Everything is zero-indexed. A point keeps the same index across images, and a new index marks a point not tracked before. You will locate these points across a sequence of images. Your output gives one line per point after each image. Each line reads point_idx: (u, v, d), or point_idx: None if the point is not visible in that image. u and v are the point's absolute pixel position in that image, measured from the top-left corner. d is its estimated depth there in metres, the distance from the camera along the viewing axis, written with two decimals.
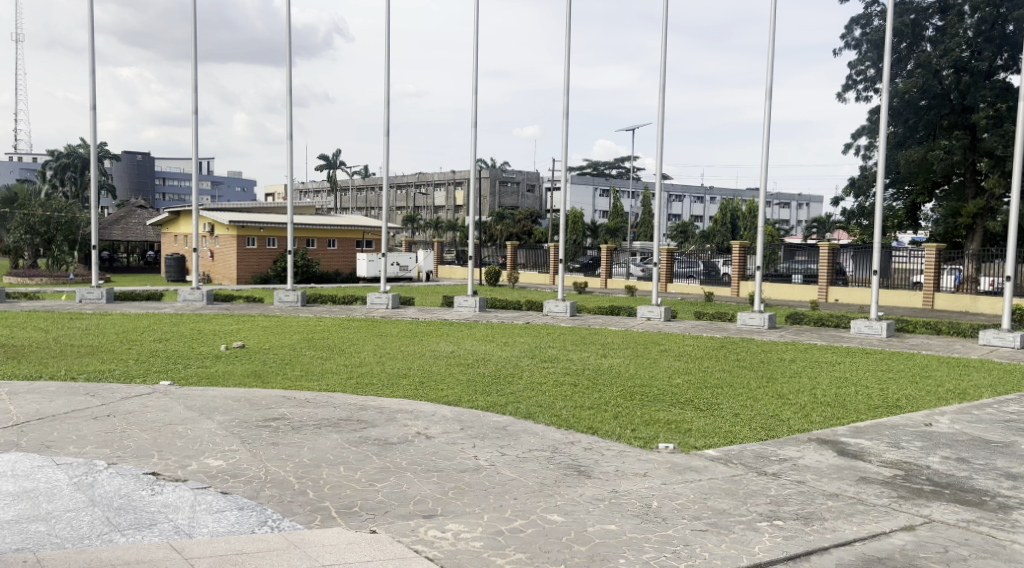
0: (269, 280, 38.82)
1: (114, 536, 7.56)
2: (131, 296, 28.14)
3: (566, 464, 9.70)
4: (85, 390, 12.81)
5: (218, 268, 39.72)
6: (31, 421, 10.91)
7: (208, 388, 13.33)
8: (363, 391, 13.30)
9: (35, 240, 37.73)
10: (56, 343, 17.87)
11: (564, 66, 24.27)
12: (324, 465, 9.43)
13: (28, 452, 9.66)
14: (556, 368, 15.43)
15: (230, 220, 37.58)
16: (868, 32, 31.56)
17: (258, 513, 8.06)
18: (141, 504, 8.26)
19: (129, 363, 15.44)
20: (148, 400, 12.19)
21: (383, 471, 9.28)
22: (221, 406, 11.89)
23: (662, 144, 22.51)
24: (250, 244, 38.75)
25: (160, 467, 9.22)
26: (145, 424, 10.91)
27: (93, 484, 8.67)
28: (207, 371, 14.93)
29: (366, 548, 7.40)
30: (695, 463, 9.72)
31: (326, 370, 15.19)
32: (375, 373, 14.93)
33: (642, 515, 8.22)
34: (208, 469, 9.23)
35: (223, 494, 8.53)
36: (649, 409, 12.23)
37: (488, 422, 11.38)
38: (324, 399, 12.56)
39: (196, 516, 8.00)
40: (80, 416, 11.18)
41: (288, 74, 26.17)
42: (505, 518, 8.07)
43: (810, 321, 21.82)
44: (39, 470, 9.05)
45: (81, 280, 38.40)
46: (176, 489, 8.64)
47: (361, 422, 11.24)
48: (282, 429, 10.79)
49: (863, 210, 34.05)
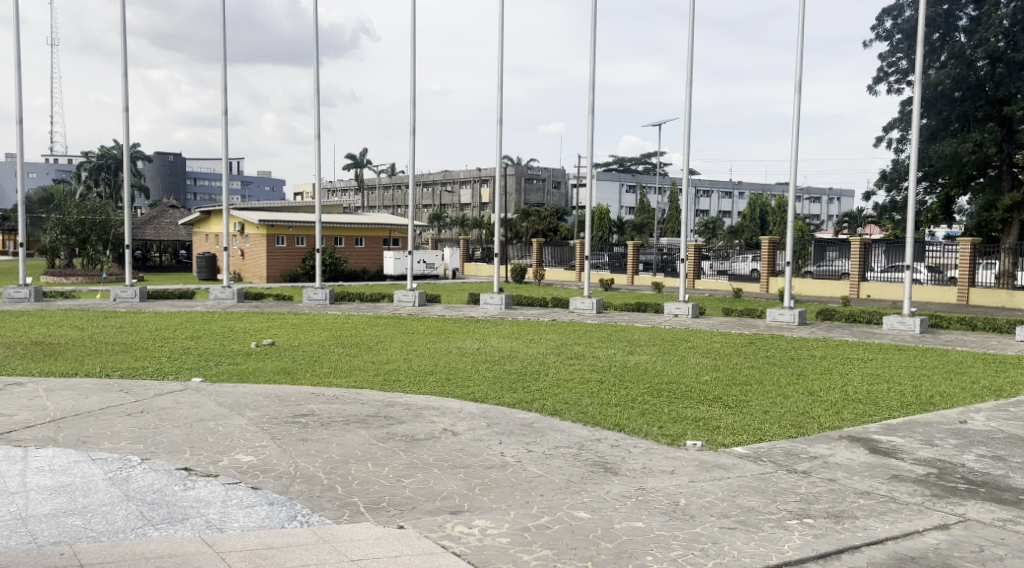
0: (298, 278, 39.04)
1: (147, 531, 7.64)
2: (164, 295, 28.43)
3: (594, 461, 9.66)
4: (121, 387, 12.97)
5: (249, 267, 40.11)
6: (67, 417, 11.04)
7: (240, 384, 13.46)
8: (391, 388, 13.33)
9: (71, 240, 38.29)
10: (92, 341, 18.10)
11: (591, 61, 24.24)
12: (351, 460, 9.46)
13: (64, 448, 9.78)
14: (583, 365, 15.39)
15: (260, 220, 37.96)
16: (900, 23, 31.07)
17: (288, 508, 8.12)
18: (175, 499, 8.33)
19: (163, 361, 15.57)
20: (181, 397, 12.32)
21: (410, 467, 9.31)
22: (251, 403, 11.97)
23: (689, 140, 22.30)
24: (280, 243, 39.05)
25: (192, 463, 9.31)
26: (178, 420, 11.03)
27: (127, 479, 8.77)
28: (238, 367, 15.07)
29: (394, 543, 7.42)
30: (724, 461, 9.64)
31: (353, 367, 15.24)
32: (402, 370, 14.95)
33: (670, 512, 8.16)
34: (239, 464, 9.31)
35: (254, 489, 8.59)
36: (677, 406, 12.16)
37: (514, 418, 11.37)
38: (352, 396, 12.61)
39: (228, 511, 8.06)
40: (114, 413, 11.31)
41: (316, 74, 26.40)
42: (532, 515, 8.04)
43: (841, 317, 21.60)
44: (75, 465, 9.16)
45: (114, 279, 38.90)
46: (207, 484, 8.72)
47: (389, 418, 11.28)
48: (311, 425, 10.86)
49: (895, 205, 33.56)
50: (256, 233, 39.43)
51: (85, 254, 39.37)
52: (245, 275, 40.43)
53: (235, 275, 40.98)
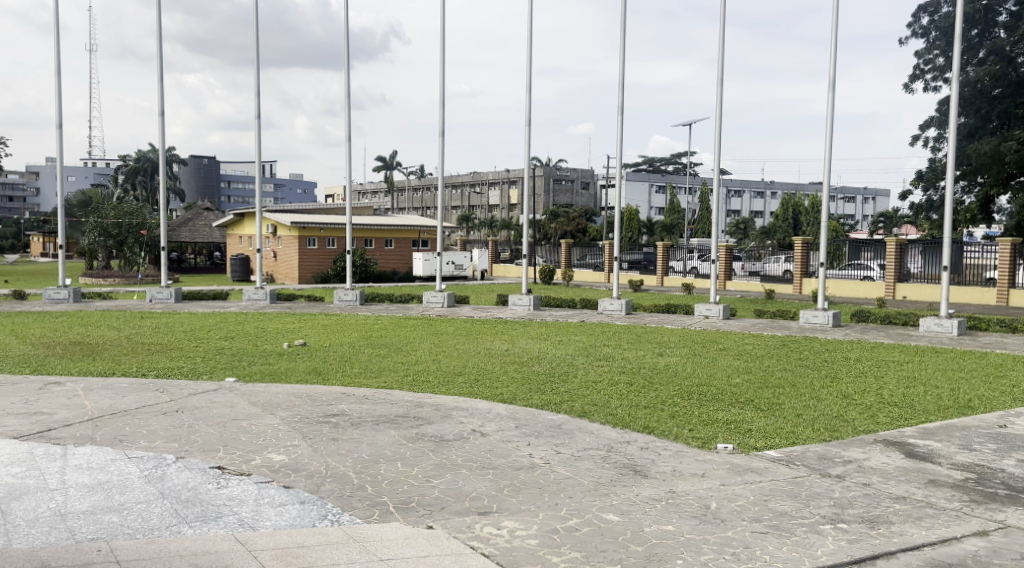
0: (329, 279, 39.27)
1: (182, 528, 7.68)
2: (198, 296, 28.74)
3: (623, 463, 9.58)
4: (156, 386, 13.09)
5: (281, 268, 40.44)
6: (105, 416, 11.16)
7: (272, 384, 13.52)
8: (420, 389, 13.32)
9: (108, 243, 38.88)
10: (129, 341, 18.34)
11: (620, 62, 24.14)
12: (381, 460, 9.46)
13: (101, 446, 9.89)
14: (612, 366, 15.28)
15: (291, 221, 38.26)
16: (937, 20, 30.59)
17: (319, 507, 8.12)
18: (208, 496, 8.38)
19: (197, 360, 15.71)
20: (215, 396, 12.41)
21: (439, 467, 9.28)
22: (282, 402, 12.04)
23: (720, 139, 22.10)
24: (312, 245, 39.30)
25: (225, 461, 9.36)
26: (211, 419, 11.10)
27: (162, 477, 8.83)
28: (270, 367, 15.16)
29: (423, 543, 7.39)
30: (756, 464, 9.51)
31: (383, 367, 15.26)
32: (430, 370, 14.94)
33: (701, 516, 8.05)
34: (271, 463, 9.34)
35: (286, 488, 8.61)
36: (707, 408, 12.03)
37: (543, 420, 11.31)
38: (382, 396, 12.61)
39: (260, 509, 8.09)
40: (150, 411, 11.42)
41: (347, 77, 26.56)
42: (561, 517, 7.99)
43: (877, 319, 21.27)
44: (111, 463, 9.25)
45: (150, 280, 39.54)
46: (240, 482, 8.75)
47: (418, 418, 11.27)
48: (341, 425, 10.88)
49: (932, 205, 33.00)
50: (288, 234, 39.72)
51: (123, 256, 39.93)
52: (278, 276, 40.76)
53: (267, 277, 41.32)
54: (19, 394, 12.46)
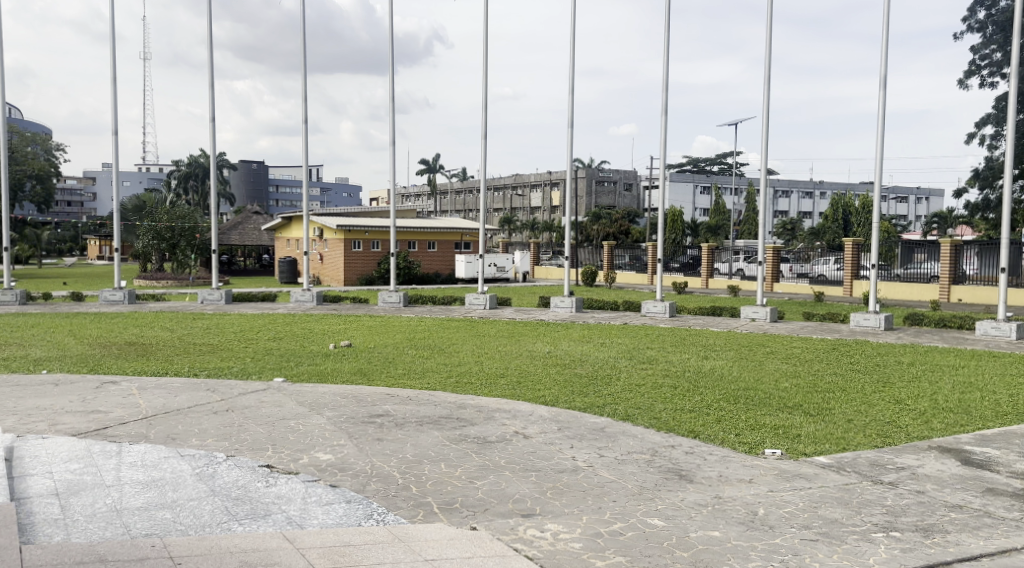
0: (374, 281, 39.59)
1: (232, 525, 7.74)
2: (247, 297, 29.15)
3: (668, 467, 9.44)
4: (207, 386, 13.26)
5: (327, 270, 40.88)
6: (158, 415, 11.33)
7: (319, 385, 13.61)
8: (462, 390, 13.30)
9: (161, 246, 39.58)
10: (182, 342, 18.64)
11: (665, 62, 23.95)
12: (425, 461, 9.45)
13: (155, 444, 10.02)
14: (656, 369, 15.11)
15: (337, 224, 38.63)
16: (994, 14, 29.78)
17: (365, 507, 8.13)
18: (257, 495, 8.44)
19: (246, 361, 15.90)
20: (263, 396, 12.53)
21: (482, 469, 9.23)
22: (329, 402, 12.11)
23: (768, 139, 21.76)
24: (357, 247, 39.63)
25: (273, 460, 9.42)
26: (261, 418, 11.20)
27: (213, 475, 8.91)
28: (316, 368, 15.26)
29: (467, 544, 7.35)
30: (806, 470, 9.31)
31: (426, 368, 15.28)
32: (473, 372, 14.92)
33: (749, 522, 7.89)
34: (318, 462, 9.38)
35: (332, 487, 8.64)
36: (754, 412, 11.82)
37: (586, 423, 11.21)
38: (425, 398, 12.62)
39: (308, 508, 8.11)
40: (202, 410, 11.56)
41: (391, 80, 26.75)
42: (605, 520, 7.88)
43: (930, 322, 20.76)
44: (164, 460, 9.37)
45: (202, 282, 40.21)
46: (288, 481, 8.80)
47: (461, 420, 11.24)
48: (386, 425, 10.89)
49: (988, 204, 32.13)
50: (334, 237, 40.09)
51: (175, 258, 40.55)
52: (324, 278, 41.18)
53: (314, 278, 41.75)
54: (77, 393, 12.70)
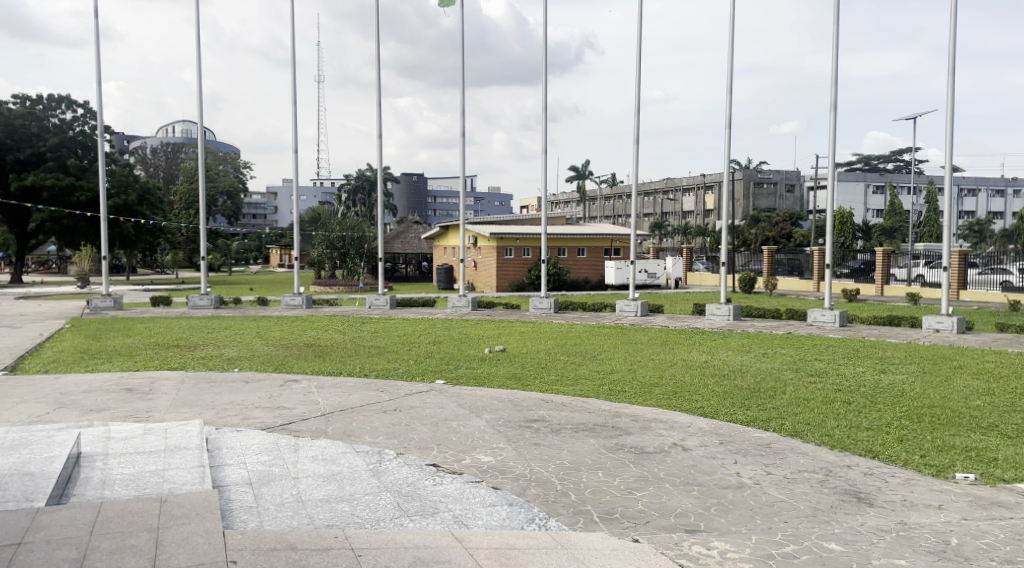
0: (525, 287, 39.93)
1: (404, 521, 7.90)
2: (410, 302, 30.11)
3: (844, 489, 8.86)
4: (376, 386, 13.72)
5: (481, 277, 41.72)
6: (335, 412, 11.80)
7: (478, 388, 13.78)
8: (619, 399, 13.07)
9: (334, 255, 41.76)
10: (354, 343, 19.41)
11: (834, 57, 22.83)
12: (585, 469, 9.31)
13: (331, 439, 10.42)
14: (825, 383, 14.30)
15: (490, 233, 39.24)
16: None
17: (528, 510, 8.09)
18: (426, 492, 8.58)
19: (410, 363, 16.35)
20: (427, 397, 12.81)
21: (642, 480, 8.99)
22: (488, 406, 12.21)
23: (952, 135, 20.27)
24: (509, 254, 40.12)
25: (439, 459, 9.57)
26: (426, 419, 11.44)
27: (385, 471, 9.15)
28: (475, 372, 15.43)
29: (630, 557, 7.15)
30: (1003, 498, 8.50)
31: (582, 375, 15.14)
32: (629, 380, 14.64)
33: (937, 552, 7.27)
34: (480, 464, 9.45)
35: (496, 489, 8.67)
36: (941, 433, 10.92)
37: (750, 437, 10.73)
38: (581, 405, 12.49)
39: (473, 508, 8.17)
40: (373, 409, 11.96)
41: (546, 89, 26.93)
42: (776, 542, 7.48)
43: None
44: (342, 455, 9.71)
45: (370, 286, 41.72)
46: (454, 480, 8.90)
47: (617, 429, 11.03)
48: (542, 431, 10.85)
49: None
50: (487, 244, 40.72)
51: (346, 266, 42.34)
52: (478, 285, 41.92)
53: (468, 285, 42.54)
54: (264, 389, 13.45)
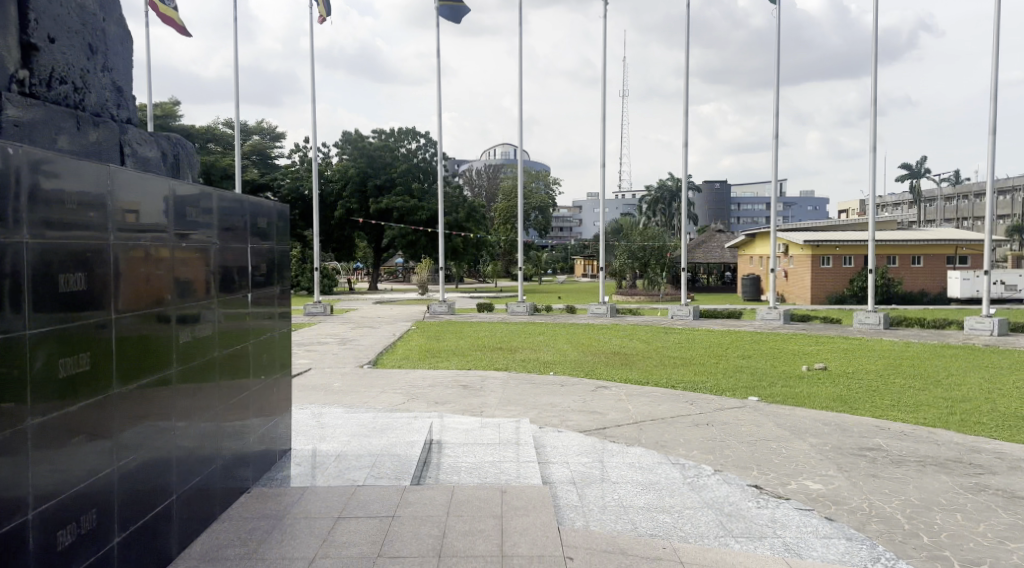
0: (846, 301, 36.28)
1: (729, 541, 7.52)
2: (715, 313, 29.27)
3: None
4: (687, 398, 13.39)
5: (793, 288, 38.33)
6: (646, 421, 11.78)
7: (796, 407, 12.89)
8: (974, 431, 11.40)
9: (634, 264, 41.26)
10: (659, 353, 18.99)
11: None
12: (936, 509, 8.31)
13: (647, 448, 10.39)
14: None
15: (807, 241, 35.89)
16: None
17: (869, 548, 7.41)
18: (751, 514, 8.16)
19: (720, 375, 15.74)
20: (741, 413, 12.31)
21: (1016, 529, 7.80)
22: (811, 428, 11.39)
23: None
24: (826, 264, 36.54)
25: (762, 482, 9.12)
26: (744, 437, 10.98)
27: (704, 488, 8.87)
28: (793, 390, 14.25)
29: None
30: None
31: (923, 402, 13.39)
32: (985, 410, 12.74)
33: None
34: (808, 491, 8.85)
35: (828, 520, 8.05)
36: None
37: None
38: (925, 435, 11.14)
39: (805, 537, 7.62)
40: (685, 422, 11.75)
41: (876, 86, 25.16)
42: None
43: None
44: (659, 466, 9.60)
45: (673, 297, 40.99)
46: (780, 505, 8.40)
47: (975, 466, 9.67)
48: (879, 461, 9.87)
49: None
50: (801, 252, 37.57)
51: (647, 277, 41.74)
52: (789, 296, 38.79)
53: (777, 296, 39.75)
54: (577, 393, 13.79)
